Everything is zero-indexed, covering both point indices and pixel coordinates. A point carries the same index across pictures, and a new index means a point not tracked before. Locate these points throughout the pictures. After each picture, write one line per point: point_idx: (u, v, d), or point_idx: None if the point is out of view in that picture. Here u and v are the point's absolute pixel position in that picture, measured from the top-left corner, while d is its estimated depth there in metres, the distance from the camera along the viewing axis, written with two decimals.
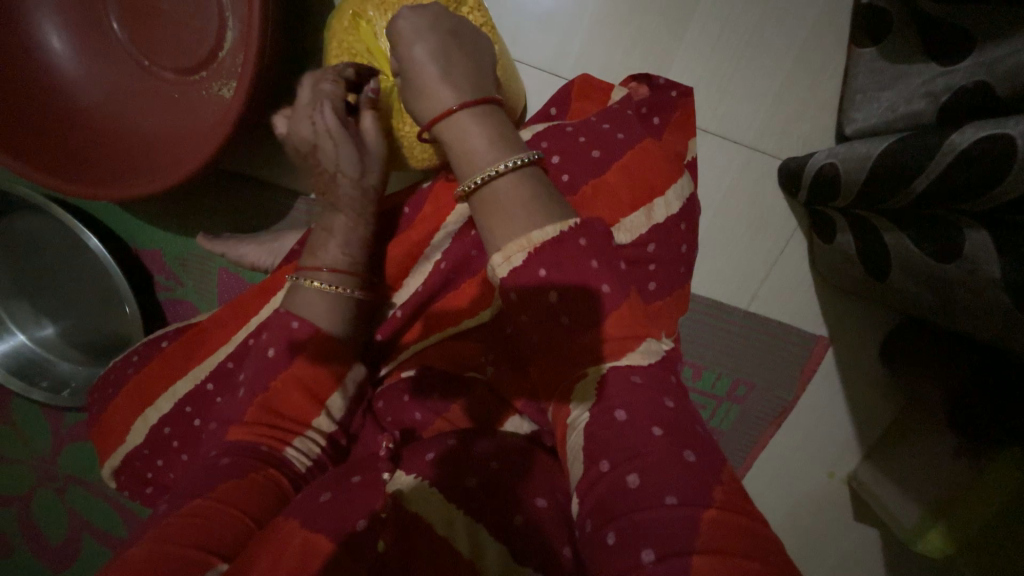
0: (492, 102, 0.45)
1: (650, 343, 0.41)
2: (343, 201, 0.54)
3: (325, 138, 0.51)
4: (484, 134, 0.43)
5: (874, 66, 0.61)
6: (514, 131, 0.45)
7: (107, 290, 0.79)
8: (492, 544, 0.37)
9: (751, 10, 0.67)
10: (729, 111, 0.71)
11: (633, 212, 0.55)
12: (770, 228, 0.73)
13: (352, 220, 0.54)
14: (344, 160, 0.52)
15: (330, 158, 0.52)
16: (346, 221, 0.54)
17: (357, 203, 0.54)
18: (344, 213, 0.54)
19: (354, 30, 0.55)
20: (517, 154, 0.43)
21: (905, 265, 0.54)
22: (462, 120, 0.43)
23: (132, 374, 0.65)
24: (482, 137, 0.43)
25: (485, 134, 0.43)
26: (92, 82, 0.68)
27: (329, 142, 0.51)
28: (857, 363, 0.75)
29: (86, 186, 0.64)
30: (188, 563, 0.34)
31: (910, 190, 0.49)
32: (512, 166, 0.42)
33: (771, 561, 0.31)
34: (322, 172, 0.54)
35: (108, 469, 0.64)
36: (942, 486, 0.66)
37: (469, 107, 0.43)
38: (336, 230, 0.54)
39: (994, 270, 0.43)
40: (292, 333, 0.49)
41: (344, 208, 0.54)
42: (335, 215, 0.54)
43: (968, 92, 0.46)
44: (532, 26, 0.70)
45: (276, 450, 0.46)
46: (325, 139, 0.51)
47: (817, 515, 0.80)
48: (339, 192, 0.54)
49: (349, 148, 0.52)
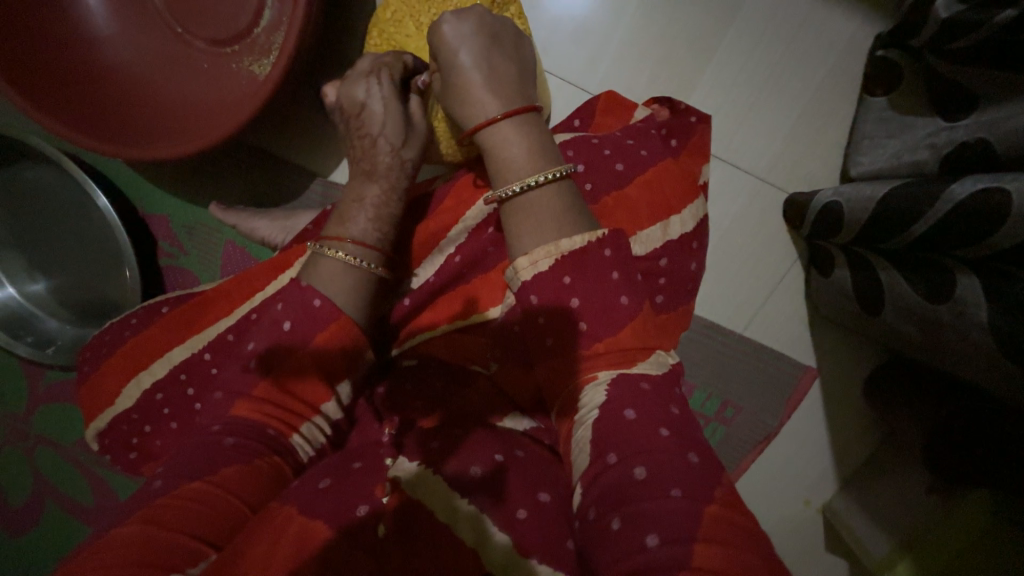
0: (534, 112, 0.46)
1: (658, 356, 0.43)
2: (379, 171, 0.53)
3: (377, 103, 0.52)
4: (522, 145, 0.45)
5: (883, 115, 0.65)
6: (553, 143, 0.46)
7: (108, 250, 0.77)
8: (496, 532, 0.38)
9: (771, 51, 0.71)
10: (743, 141, 0.74)
11: (649, 225, 0.57)
12: (772, 257, 0.76)
13: (386, 191, 0.53)
14: (389, 128, 0.52)
15: (376, 124, 0.52)
16: (378, 192, 0.53)
17: (392, 174, 0.53)
18: (378, 182, 0.53)
19: (402, 22, 0.57)
20: (553, 167, 0.45)
21: (897, 304, 0.57)
22: (502, 130, 0.45)
23: (127, 336, 0.64)
24: (522, 147, 0.45)
25: (525, 145, 0.45)
26: (122, 42, 0.68)
27: (379, 106, 0.52)
28: (841, 395, 0.77)
29: (96, 141, 0.63)
30: (178, 548, 0.34)
31: (909, 233, 0.52)
32: (547, 179, 0.44)
33: (766, 555, 0.33)
34: (363, 136, 0.53)
35: (92, 431, 0.63)
36: (910, 517, 0.70)
37: (512, 117, 0.45)
38: (368, 201, 0.53)
39: (981, 314, 0.45)
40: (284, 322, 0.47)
41: (379, 177, 0.53)
42: (368, 183, 0.53)
43: (970, 148, 0.49)
44: (564, 41, 0.73)
45: (281, 435, 0.45)
46: (376, 104, 0.52)
47: (794, 541, 0.80)
48: (376, 160, 0.53)
49: (398, 119, 0.53)
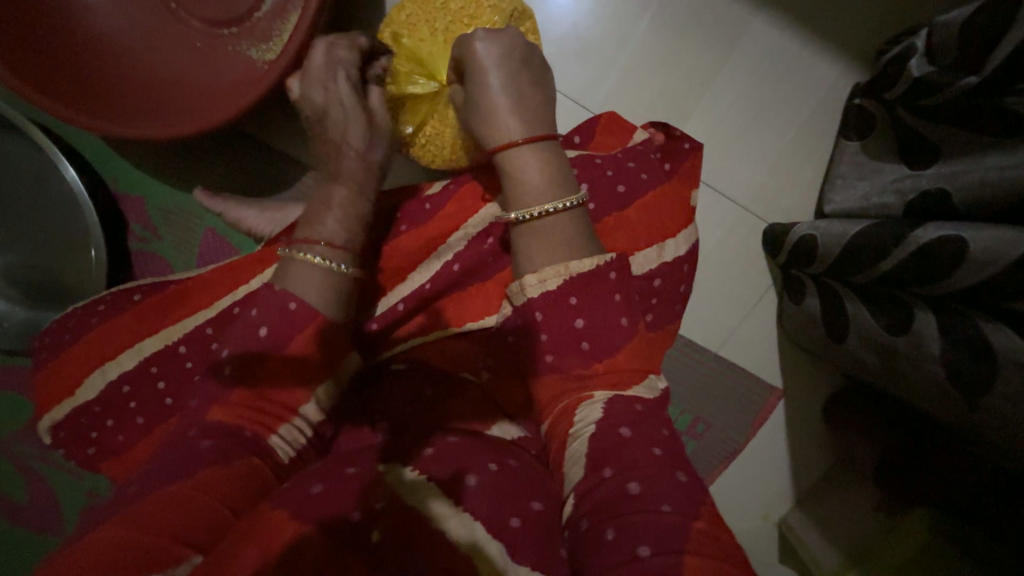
0: (553, 141, 0.48)
1: (651, 380, 0.46)
2: (345, 173, 0.53)
3: (337, 104, 0.53)
4: (539, 170, 0.47)
5: (857, 158, 0.71)
6: (569, 170, 0.48)
7: (68, 229, 0.72)
8: (494, 547, 0.37)
9: (761, 89, 0.76)
10: (730, 171, 0.78)
11: (646, 247, 0.59)
12: (747, 282, 0.80)
13: (353, 193, 0.53)
14: (352, 130, 0.53)
15: (338, 127, 0.53)
16: (346, 194, 0.52)
17: (358, 176, 0.53)
18: (345, 185, 0.53)
19: (417, 25, 0.57)
20: (566, 197, 0.46)
21: (860, 334, 0.62)
22: (521, 154, 0.47)
23: (93, 323, 0.60)
24: (539, 171, 0.47)
25: (542, 167, 0.47)
26: (111, 14, 0.65)
27: (341, 109, 0.53)
28: (803, 415, 0.82)
29: (67, 110, 0.58)
30: (161, 550, 0.33)
31: (877, 268, 0.56)
32: (557, 208, 0.45)
33: (746, 568, 0.35)
34: (327, 141, 0.53)
35: (46, 423, 0.59)
36: (862, 531, 0.75)
37: (531, 143, 0.47)
38: (335, 203, 0.52)
39: (934, 347, 0.50)
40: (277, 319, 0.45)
41: (346, 179, 0.53)
42: (335, 187, 0.53)
43: (931, 195, 0.54)
44: (570, 60, 0.75)
45: (258, 436, 0.43)
46: (338, 107, 0.53)
47: (751, 552, 0.84)
48: (341, 163, 0.53)
49: (359, 120, 0.53)
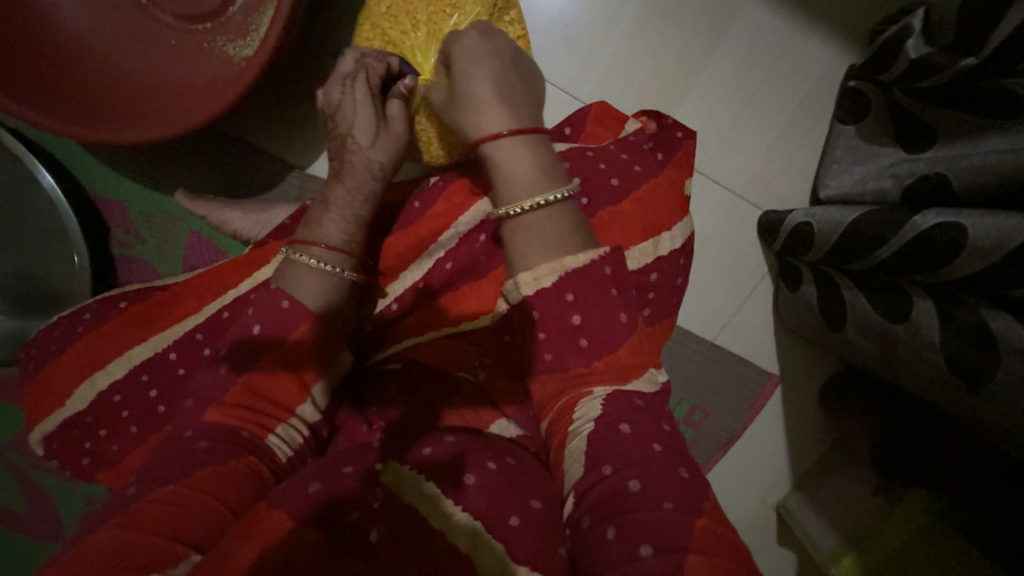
0: (544, 134, 0.47)
1: (651, 374, 0.45)
2: (348, 172, 0.51)
3: (350, 103, 0.50)
4: (529, 163, 0.45)
5: (851, 142, 0.69)
6: (558, 163, 0.47)
7: (48, 236, 0.70)
8: (493, 545, 0.37)
9: (754, 73, 0.74)
10: (724, 158, 0.76)
11: (642, 241, 0.58)
12: (744, 270, 0.80)
13: (353, 192, 0.51)
14: (359, 129, 0.50)
15: (347, 125, 0.50)
16: (345, 193, 0.51)
17: (360, 176, 0.51)
18: (345, 184, 0.51)
19: (399, 17, 0.55)
20: (557, 188, 0.45)
21: (858, 321, 0.62)
22: (511, 146, 0.45)
23: (79, 333, 0.59)
24: (530, 164, 0.45)
25: (534, 162, 0.45)
26: (80, 11, 0.62)
27: (352, 108, 0.50)
28: (801, 402, 0.83)
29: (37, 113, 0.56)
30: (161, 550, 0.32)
31: (874, 255, 0.56)
32: (545, 202, 0.44)
33: (747, 563, 0.35)
34: (335, 137, 0.51)
35: (37, 435, 0.58)
36: (862, 517, 0.75)
37: (519, 134, 0.46)
38: (335, 203, 0.51)
39: (933, 335, 0.50)
40: (270, 325, 0.45)
41: (347, 178, 0.51)
42: (336, 184, 0.51)
43: (928, 181, 0.53)
44: (559, 48, 0.73)
45: (254, 436, 0.42)
46: (350, 106, 0.50)
47: (751, 536, 0.85)
48: (346, 160, 0.51)
49: (369, 120, 0.50)
